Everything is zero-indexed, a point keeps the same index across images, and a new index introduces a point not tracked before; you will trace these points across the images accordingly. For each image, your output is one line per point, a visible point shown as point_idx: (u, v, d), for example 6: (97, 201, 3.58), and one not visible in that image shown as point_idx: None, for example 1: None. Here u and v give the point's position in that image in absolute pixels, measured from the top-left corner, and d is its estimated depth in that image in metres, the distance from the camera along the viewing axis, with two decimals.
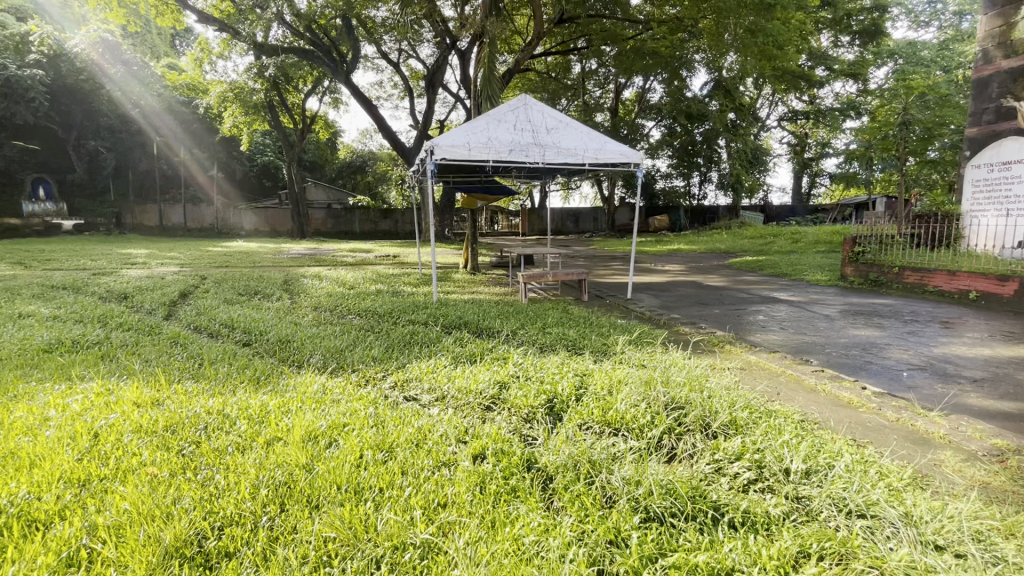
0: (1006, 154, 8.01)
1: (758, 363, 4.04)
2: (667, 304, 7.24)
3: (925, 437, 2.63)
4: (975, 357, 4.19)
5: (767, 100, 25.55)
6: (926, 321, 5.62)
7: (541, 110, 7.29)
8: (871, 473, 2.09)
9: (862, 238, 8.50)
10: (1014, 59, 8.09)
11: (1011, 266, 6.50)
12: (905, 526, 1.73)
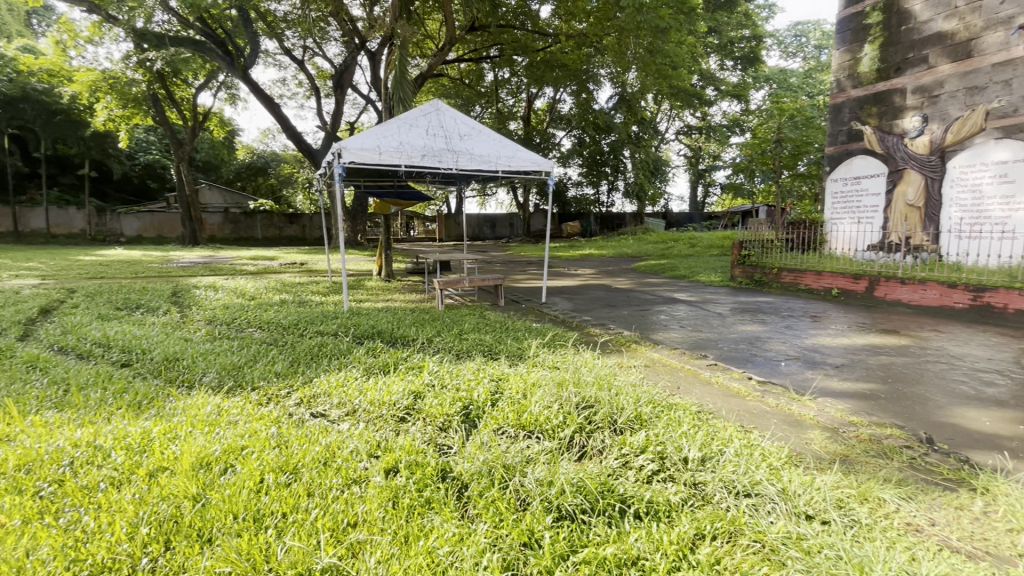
0: (857, 170, 9.35)
1: (660, 359, 4.33)
2: (579, 307, 7.52)
3: (799, 419, 2.97)
4: (837, 346, 4.81)
5: (666, 115, 27.54)
6: (799, 316, 6.36)
7: (453, 117, 7.30)
8: (755, 455, 2.31)
9: (747, 242, 9.44)
10: (859, 89, 9.44)
11: (863, 266, 7.55)
12: (784, 502, 1.93)
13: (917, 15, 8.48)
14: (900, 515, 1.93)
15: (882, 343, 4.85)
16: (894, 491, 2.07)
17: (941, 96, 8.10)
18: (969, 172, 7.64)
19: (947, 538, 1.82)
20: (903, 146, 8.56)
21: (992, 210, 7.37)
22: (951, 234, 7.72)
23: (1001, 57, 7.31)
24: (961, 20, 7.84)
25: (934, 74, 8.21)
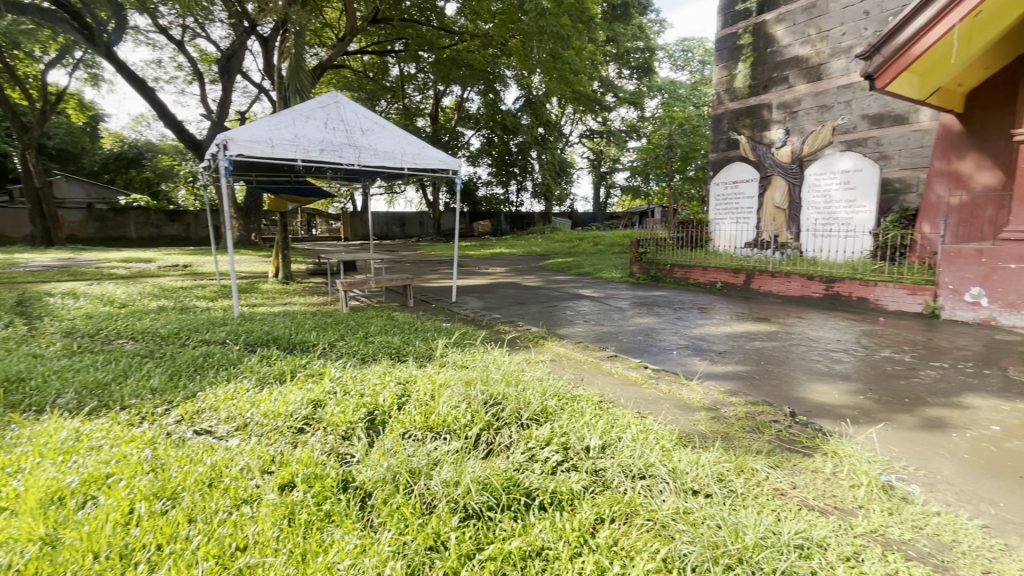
0: (735, 174, 10.27)
1: (565, 354, 4.49)
2: (489, 305, 7.59)
3: (688, 403, 3.23)
4: (719, 334, 5.33)
5: (570, 119, 28.63)
6: (689, 308, 6.94)
7: (354, 110, 6.99)
8: (650, 439, 2.48)
9: (644, 240, 10.10)
10: (735, 102, 10.51)
11: (741, 262, 8.40)
12: (673, 480, 2.08)
13: (779, 40, 9.67)
14: (769, 482, 2.18)
15: (756, 330, 5.44)
16: (763, 462, 2.33)
17: (800, 112, 9.30)
18: (822, 179, 8.77)
19: (804, 498, 2.08)
20: (772, 154, 9.61)
21: (839, 212, 8.52)
22: (810, 233, 8.85)
23: (844, 81, 8.63)
24: (812, 47, 9.14)
25: (794, 93, 9.41)
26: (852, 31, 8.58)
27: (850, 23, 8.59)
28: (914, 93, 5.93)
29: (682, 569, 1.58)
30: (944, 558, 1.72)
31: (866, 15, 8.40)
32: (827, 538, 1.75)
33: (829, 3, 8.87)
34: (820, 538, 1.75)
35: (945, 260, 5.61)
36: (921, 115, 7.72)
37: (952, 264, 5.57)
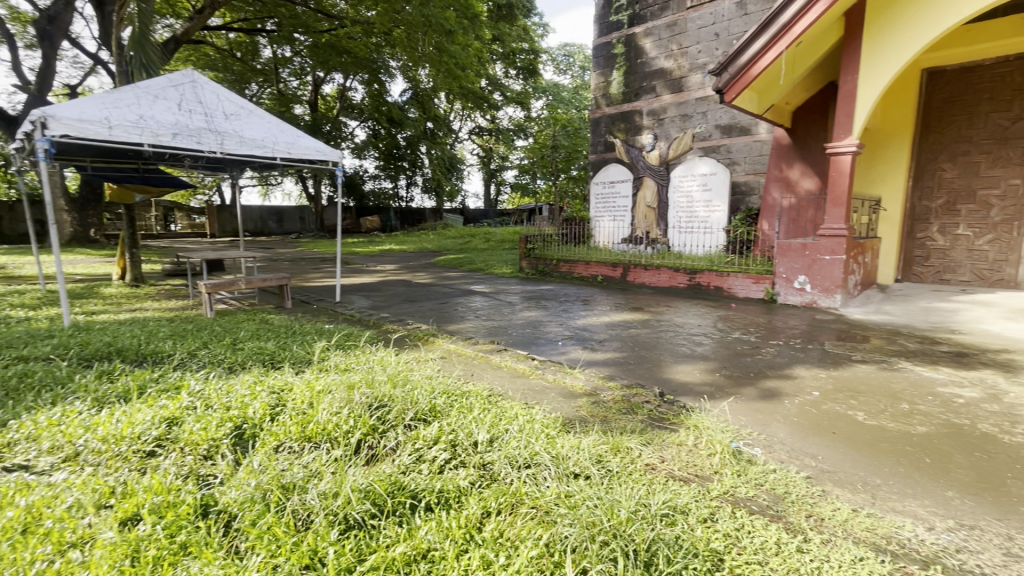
0: (612, 175, 10.98)
1: (455, 350, 4.46)
2: (377, 304, 7.29)
3: (571, 390, 3.40)
4: (600, 324, 5.68)
5: (458, 115, 28.53)
6: (574, 301, 7.31)
7: (214, 92, 6.29)
8: (536, 427, 2.57)
9: (532, 236, 10.42)
10: (611, 107, 11.28)
11: (618, 256, 9.04)
12: (557, 466, 2.17)
13: (647, 52, 10.57)
14: (641, 459, 2.37)
15: (632, 319, 5.90)
16: (637, 440, 2.53)
17: (665, 119, 10.26)
18: (685, 180, 9.75)
19: (671, 470, 2.29)
20: (642, 158, 10.45)
21: (699, 211, 9.54)
22: (676, 229, 9.77)
23: (700, 94, 9.69)
24: (675, 61, 10.13)
25: (660, 101, 10.35)
26: (706, 49, 9.66)
27: (704, 42, 9.67)
28: (754, 107, 6.80)
29: (563, 552, 1.64)
30: (778, 506, 2.00)
31: (716, 36, 9.50)
32: (689, 505, 1.94)
33: (687, 22, 9.89)
34: (683, 505, 1.94)
35: (779, 253, 6.56)
36: (760, 127, 8.91)
37: (784, 256, 6.53)
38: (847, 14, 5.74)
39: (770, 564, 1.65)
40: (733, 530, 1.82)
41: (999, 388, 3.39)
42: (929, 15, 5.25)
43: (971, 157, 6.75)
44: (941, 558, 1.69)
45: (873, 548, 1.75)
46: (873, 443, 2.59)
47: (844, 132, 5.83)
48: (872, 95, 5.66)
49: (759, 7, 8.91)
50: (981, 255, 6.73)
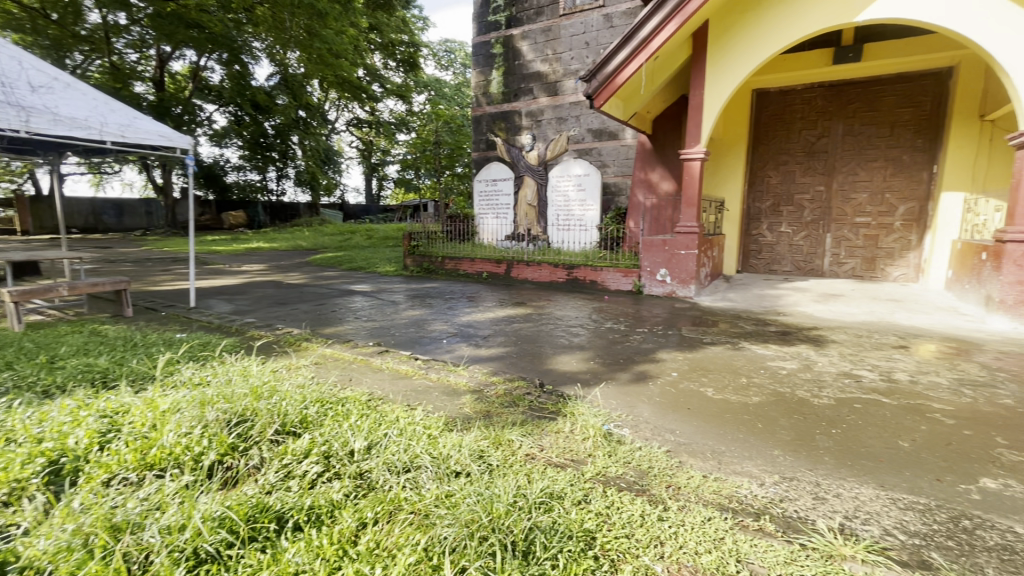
0: (495, 173, 11.14)
1: (332, 355, 4.19)
2: (242, 308, 6.60)
3: (455, 388, 3.38)
4: (485, 319, 5.75)
5: (334, 105, 26.87)
6: (459, 298, 7.29)
7: (12, 58, 5.15)
8: (417, 429, 2.51)
9: (416, 233, 10.20)
10: (491, 106, 11.45)
11: (502, 253, 9.23)
12: (437, 467, 2.13)
13: (524, 55, 10.91)
14: (522, 450, 2.44)
15: (516, 314, 6.05)
16: (518, 432, 2.60)
17: (543, 121, 10.70)
18: (562, 180, 10.28)
19: (550, 458, 2.38)
20: (523, 157, 10.74)
21: (575, 210, 10.10)
22: (555, 227, 10.24)
23: (574, 98, 10.26)
24: (550, 66, 10.59)
25: (538, 103, 10.77)
26: (578, 57, 10.24)
27: (576, 49, 10.23)
28: (620, 114, 7.35)
29: (441, 554, 1.61)
30: (643, 481, 2.18)
31: (587, 45, 10.10)
32: (564, 490, 2.03)
33: (560, 29, 10.39)
34: (560, 491, 2.02)
35: (644, 248, 7.18)
36: (627, 133, 9.63)
37: (648, 251, 7.18)
38: (695, 35, 6.44)
39: (636, 536, 1.79)
40: (605, 508, 1.94)
41: (812, 359, 4.07)
42: (757, 43, 6.09)
43: (790, 167, 8.03)
44: (769, 508, 1.98)
45: (718, 508, 1.98)
46: (720, 415, 2.95)
47: (694, 140, 6.54)
48: (715, 109, 6.43)
49: (623, 22, 9.65)
50: (798, 248, 8.07)
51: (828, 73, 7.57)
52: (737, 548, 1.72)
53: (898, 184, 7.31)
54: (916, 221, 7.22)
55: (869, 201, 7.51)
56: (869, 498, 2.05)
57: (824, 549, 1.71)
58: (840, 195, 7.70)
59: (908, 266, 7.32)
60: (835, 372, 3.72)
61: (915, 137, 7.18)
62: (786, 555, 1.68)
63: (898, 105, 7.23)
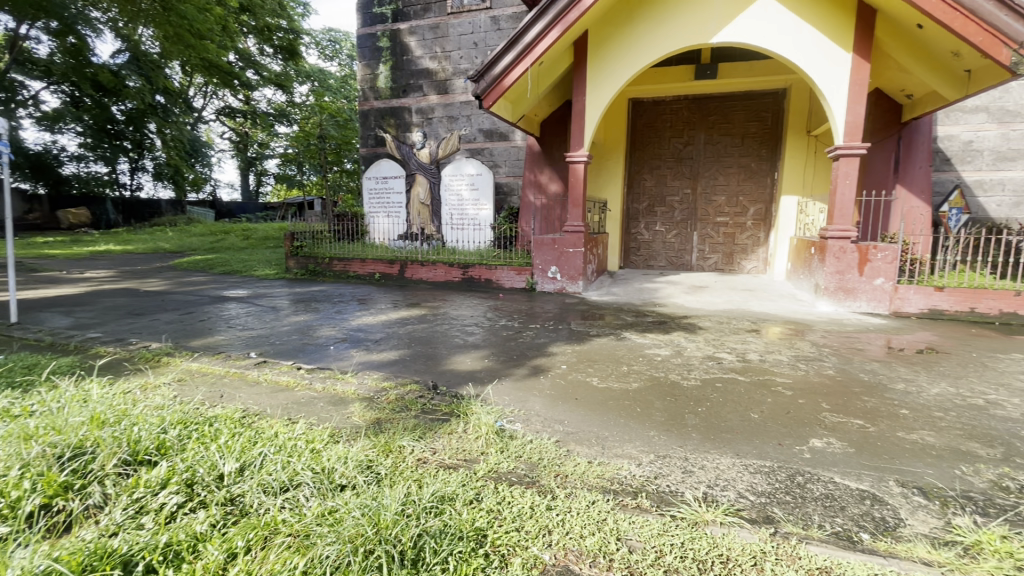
0: (385, 170, 10.75)
1: (199, 370, 3.75)
2: (83, 322, 5.64)
3: (342, 397, 3.20)
4: (376, 323, 5.53)
5: (199, 90, 24.02)
6: (349, 301, 6.93)
7: None
8: (298, 443, 2.34)
9: (298, 233, 9.48)
10: (379, 101, 11.09)
11: (394, 253, 8.93)
12: (320, 482, 2.01)
13: (412, 50, 10.71)
14: (414, 455, 2.39)
15: (409, 315, 5.91)
16: (409, 437, 2.54)
17: (433, 118, 10.65)
18: (455, 180, 10.19)
19: (442, 460, 2.36)
20: (414, 155, 10.60)
21: (469, 209, 10.11)
22: (448, 226, 10.15)
23: (464, 98, 10.35)
24: (439, 63, 10.51)
25: (428, 101, 10.68)
26: (466, 56, 10.28)
27: (465, 49, 10.27)
28: (509, 115, 7.50)
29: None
30: (533, 473, 2.25)
31: (475, 45, 10.19)
32: (456, 491, 2.03)
33: (448, 27, 10.35)
34: (451, 493, 2.01)
35: (535, 247, 7.40)
36: (516, 135, 10.01)
37: (539, 250, 7.40)
38: (576, 44, 6.77)
39: (526, 528, 1.84)
40: (496, 504, 1.97)
41: (682, 345, 4.50)
42: (630, 55, 6.57)
43: (662, 171, 8.80)
44: (645, 486, 2.14)
45: (601, 491, 2.11)
46: (604, 403, 3.14)
47: (578, 144, 6.89)
48: (596, 115, 6.83)
49: (509, 25, 9.88)
50: (670, 245, 8.89)
51: (691, 88, 8.41)
52: (618, 527, 1.84)
53: (749, 188, 8.36)
54: (763, 221, 8.33)
55: (727, 203, 8.50)
56: (727, 466, 2.32)
57: (691, 517, 1.90)
58: (704, 198, 8.61)
59: (758, 259, 8.43)
60: (700, 356, 4.14)
61: (760, 148, 8.24)
62: (660, 528, 1.83)
63: (747, 119, 8.27)
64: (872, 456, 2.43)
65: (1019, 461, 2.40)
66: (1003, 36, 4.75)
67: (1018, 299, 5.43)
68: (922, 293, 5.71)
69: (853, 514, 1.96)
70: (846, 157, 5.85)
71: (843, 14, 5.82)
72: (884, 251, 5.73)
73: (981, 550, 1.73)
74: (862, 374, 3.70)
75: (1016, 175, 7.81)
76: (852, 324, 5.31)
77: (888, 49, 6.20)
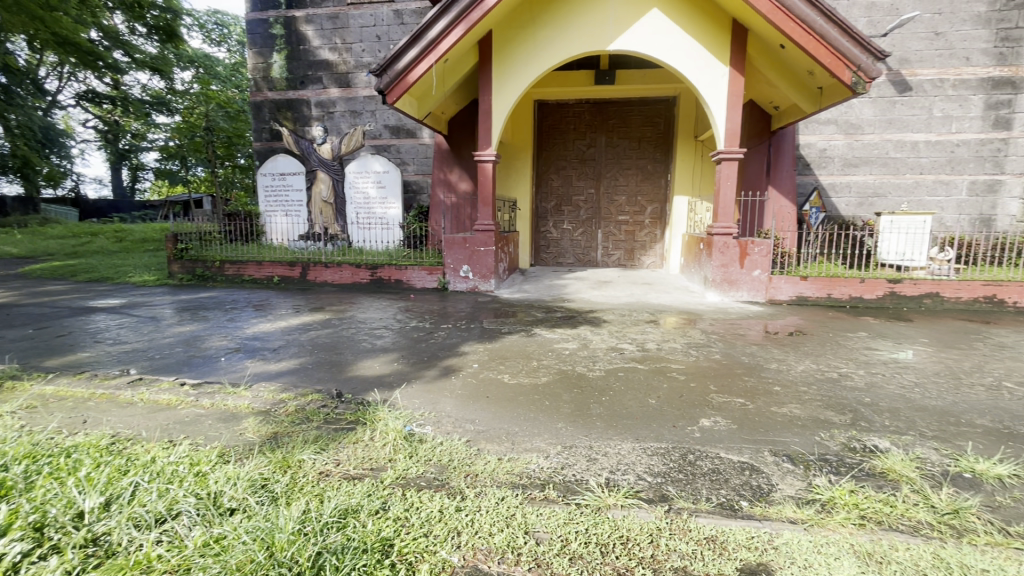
0: (282, 166, 9.88)
1: (55, 394, 3.23)
2: None
3: (233, 412, 2.93)
4: (275, 330, 5.15)
5: (52, 71, 20.76)
6: (243, 307, 6.38)
7: None
8: (177, 468, 2.11)
9: (182, 234, 8.50)
10: (274, 92, 10.37)
11: (295, 255, 8.36)
12: (205, 509, 1.83)
13: (310, 40, 10.13)
14: (315, 468, 2.26)
15: (313, 320, 5.57)
16: (310, 450, 2.40)
17: (335, 113, 10.22)
18: (361, 179, 9.71)
19: (346, 471, 2.25)
20: (314, 150, 9.99)
21: (376, 209, 9.68)
22: (355, 225, 9.70)
23: (367, 92, 10.05)
24: (339, 55, 10.05)
25: (328, 94, 10.19)
26: (369, 50, 9.94)
27: (367, 42, 9.92)
28: (414, 112, 7.32)
29: None
30: (442, 475, 2.22)
31: (378, 39, 9.88)
32: (361, 502, 1.95)
33: (348, 18, 9.92)
34: (355, 505, 1.93)
35: (446, 246, 7.31)
36: (424, 132, 10.01)
37: (449, 249, 7.31)
38: (481, 43, 6.78)
39: (434, 532, 1.81)
40: (403, 511, 1.92)
41: (589, 338, 4.70)
42: (533, 58, 6.72)
43: (568, 172, 9.14)
44: (552, 477, 2.20)
45: (510, 486, 2.13)
46: (514, 399, 3.18)
47: (485, 143, 6.92)
48: (502, 115, 6.90)
49: (413, 20, 9.69)
50: (577, 243, 9.25)
51: (592, 92, 8.79)
52: (525, 521, 1.87)
53: (646, 189, 8.93)
54: (659, 219, 8.94)
55: (627, 202, 9.02)
56: (627, 451, 2.45)
57: (595, 503, 1.98)
58: (607, 198, 9.06)
59: (655, 255, 9.05)
60: (605, 348, 4.36)
61: (655, 151, 8.83)
62: (566, 517, 1.89)
63: (643, 124, 8.82)
64: (751, 430, 2.70)
65: (864, 424, 2.80)
66: (847, 60, 5.51)
67: (863, 285, 6.34)
68: (791, 283, 6.46)
69: (735, 484, 2.16)
70: (727, 160, 6.45)
71: (721, 32, 6.40)
72: (760, 245, 6.40)
73: (835, 505, 1.99)
74: (743, 357, 4.11)
75: (859, 179, 9.12)
76: (735, 311, 5.87)
77: (758, 65, 6.93)
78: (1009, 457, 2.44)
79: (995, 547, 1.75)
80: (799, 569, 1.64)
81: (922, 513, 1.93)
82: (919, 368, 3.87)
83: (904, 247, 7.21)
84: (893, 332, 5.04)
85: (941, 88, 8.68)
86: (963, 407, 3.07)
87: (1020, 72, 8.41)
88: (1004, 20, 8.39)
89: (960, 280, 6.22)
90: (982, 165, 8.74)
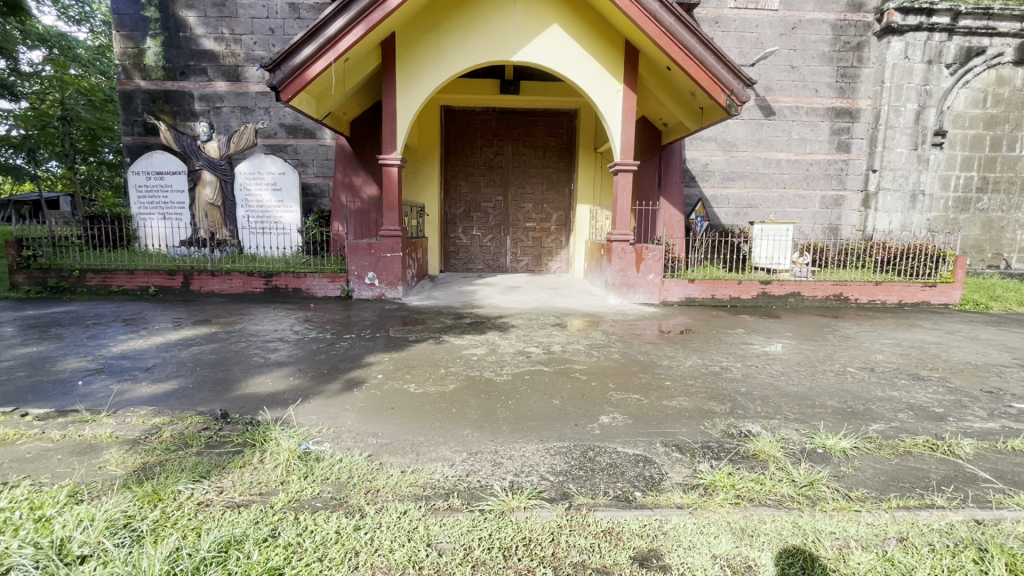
0: (157, 164, 8.94)
1: None
2: None
3: (90, 444, 2.55)
4: (149, 346, 4.58)
5: None
6: (109, 323, 5.57)
7: None
8: (11, 516, 1.80)
9: (27, 239, 7.22)
10: (148, 82, 9.30)
11: (176, 263, 7.52)
12: (45, 560, 1.60)
13: (191, 27, 9.23)
14: (192, 499, 2.03)
15: (195, 335, 5.02)
16: (186, 479, 2.15)
17: (222, 109, 9.41)
18: (253, 181, 8.99)
19: (230, 499, 2.05)
20: (199, 149, 8.94)
21: (270, 212, 9.06)
22: (246, 230, 8.93)
23: (259, 88, 9.39)
24: (227, 46, 9.29)
25: (214, 87, 9.37)
26: (262, 42, 9.30)
27: (259, 34, 9.28)
28: (313, 111, 6.93)
29: None
30: (340, 494, 2.09)
31: (272, 32, 9.28)
32: (246, 532, 1.79)
33: (237, 7, 9.20)
34: (238, 536, 1.77)
35: (349, 252, 6.95)
36: (323, 133, 9.57)
37: (353, 255, 6.97)
38: (383, 44, 6.59)
39: (329, 555, 1.71)
40: (295, 536, 1.79)
41: (496, 343, 4.75)
42: (439, 63, 6.68)
43: (476, 178, 9.19)
44: (456, 486, 2.18)
45: (413, 499, 2.07)
46: (420, 409, 3.10)
47: (389, 147, 6.72)
48: (407, 118, 6.76)
49: (311, 15, 9.24)
50: (486, 250, 9.32)
51: (498, 100, 8.93)
52: (428, 532, 1.83)
53: (551, 196, 9.27)
54: (565, 225, 9.31)
55: (533, 210, 9.28)
56: (531, 453, 2.50)
57: (498, 508, 1.99)
58: (514, 205, 9.25)
59: (563, 260, 9.38)
60: (512, 352, 4.43)
61: (559, 161, 9.20)
62: (469, 524, 1.88)
63: (547, 134, 9.14)
64: (645, 424, 2.89)
65: (740, 411, 3.12)
66: (722, 84, 6.13)
67: (740, 286, 7.05)
68: (681, 285, 7.00)
69: (630, 476, 2.29)
70: (624, 171, 6.88)
71: (616, 51, 6.82)
72: (654, 251, 6.87)
73: (715, 487, 2.19)
74: (639, 355, 4.40)
75: (735, 191, 10.21)
76: (633, 313, 6.27)
77: (650, 84, 7.47)
78: (851, 431, 2.85)
79: (840, 511, 2.03)
80: (684, 550, 1.79)
81: (784, 487, 2.18)
82: (784, 358, 4.40)
83: (773, 252, 8.19)
84: (764, 328, 5.67)
85: (797, 114, 10.00)
86: (817, 391, 3.53)
87: (855, 104, 9.91)
88: (842, 59, 9.83)
89: (815, 281, 7.14)
90: (830, 181, 10.17)
